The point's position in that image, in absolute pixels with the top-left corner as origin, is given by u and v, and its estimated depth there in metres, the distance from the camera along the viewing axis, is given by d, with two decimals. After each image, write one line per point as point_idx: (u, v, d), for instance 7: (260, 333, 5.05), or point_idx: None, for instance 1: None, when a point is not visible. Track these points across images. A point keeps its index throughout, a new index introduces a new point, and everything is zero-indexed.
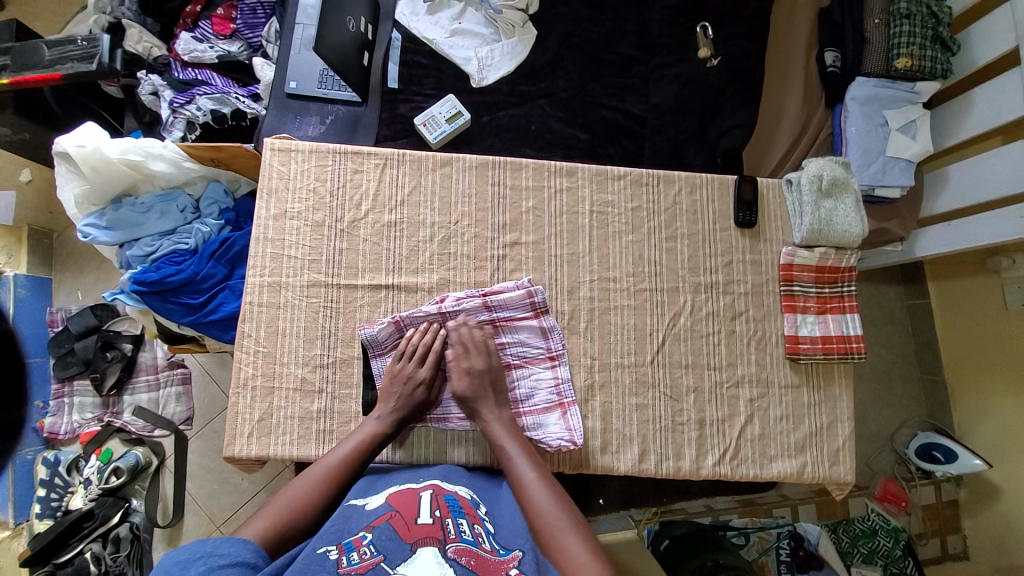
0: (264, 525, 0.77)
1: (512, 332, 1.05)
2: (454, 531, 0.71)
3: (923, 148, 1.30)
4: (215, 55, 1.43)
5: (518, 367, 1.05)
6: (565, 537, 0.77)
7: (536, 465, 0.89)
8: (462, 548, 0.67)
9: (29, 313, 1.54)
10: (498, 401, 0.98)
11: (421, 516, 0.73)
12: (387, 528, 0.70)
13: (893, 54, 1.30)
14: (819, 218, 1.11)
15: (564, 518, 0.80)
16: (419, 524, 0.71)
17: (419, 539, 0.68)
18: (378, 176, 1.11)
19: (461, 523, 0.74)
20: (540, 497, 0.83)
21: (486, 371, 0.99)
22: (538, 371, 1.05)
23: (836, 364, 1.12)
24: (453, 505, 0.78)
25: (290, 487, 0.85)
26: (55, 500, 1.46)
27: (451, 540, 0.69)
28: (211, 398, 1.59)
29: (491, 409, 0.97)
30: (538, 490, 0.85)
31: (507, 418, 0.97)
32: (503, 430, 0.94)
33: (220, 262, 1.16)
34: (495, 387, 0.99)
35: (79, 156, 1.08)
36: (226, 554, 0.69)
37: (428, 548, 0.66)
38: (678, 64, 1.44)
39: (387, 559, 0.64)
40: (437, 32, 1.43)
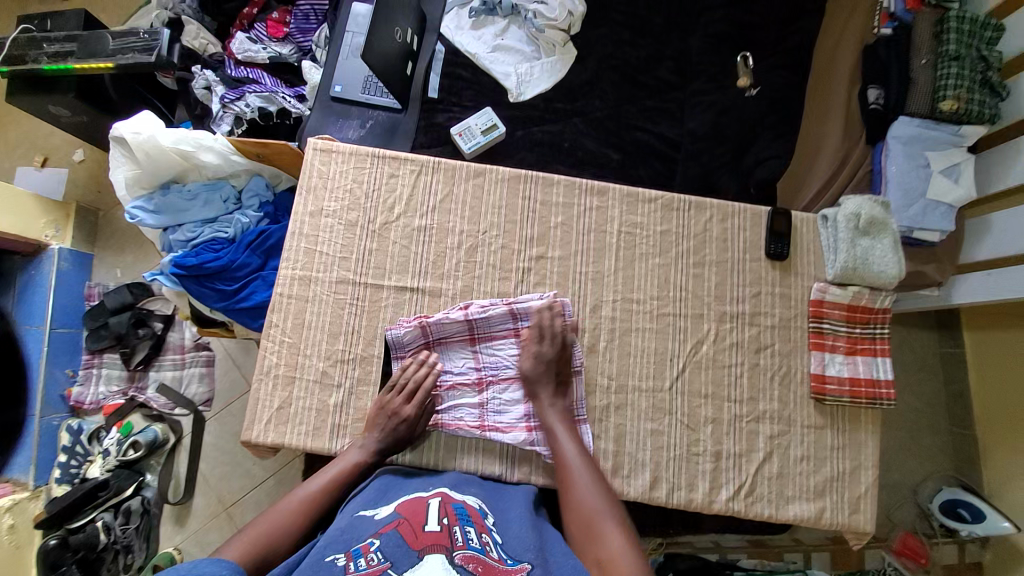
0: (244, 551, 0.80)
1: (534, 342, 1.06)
2: (461, 539, 0.71)
3: (966, 192, 1.27)
4: (267, 56, 1.50)
5: None
6: (605, 525, 0.82)
7: (581, 447, 0.95)
8: (469, 556, 0.67)
9: (70, 286, 1.62)
10: (558, 390, 1.01)
11: (429, 524, 0.73)
12: (396, 535, 0.71)
13: (940, 96, 1.27)
14: (854, 256, 1.09)
15: (603, 507, 0.85)
16: (427, 531, 0.71)
17: (426, 546, 0.68)
18: (413, 181, 1.14)
19: (469, 531, 0.73)
20: (586, 487, 0.88)
21: (555, 361, 1.01)
22: None
23: (863, 409, 1.08)
24: (461, 513, 0.78)
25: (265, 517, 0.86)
26: (74, 467, 1.51)
27: (458, 548, 0.68)
28: (232, 382, 1.62)
29: (551, 398, 1.00)
30: (583, 479, 0.90)
31: (562, 411, 0.99)
32: (558, 421, 0.97)
33: (255, 252, 1.19)
34: (560, 375, 1.02)
35: (136, 143, 1.14)
36: (205, 574, 0.69)
37: (434, 555, 0.66)
38: (717, 92, 1.45)
39: (394, 565, 0.65)
40: (479, 46, 1.47)
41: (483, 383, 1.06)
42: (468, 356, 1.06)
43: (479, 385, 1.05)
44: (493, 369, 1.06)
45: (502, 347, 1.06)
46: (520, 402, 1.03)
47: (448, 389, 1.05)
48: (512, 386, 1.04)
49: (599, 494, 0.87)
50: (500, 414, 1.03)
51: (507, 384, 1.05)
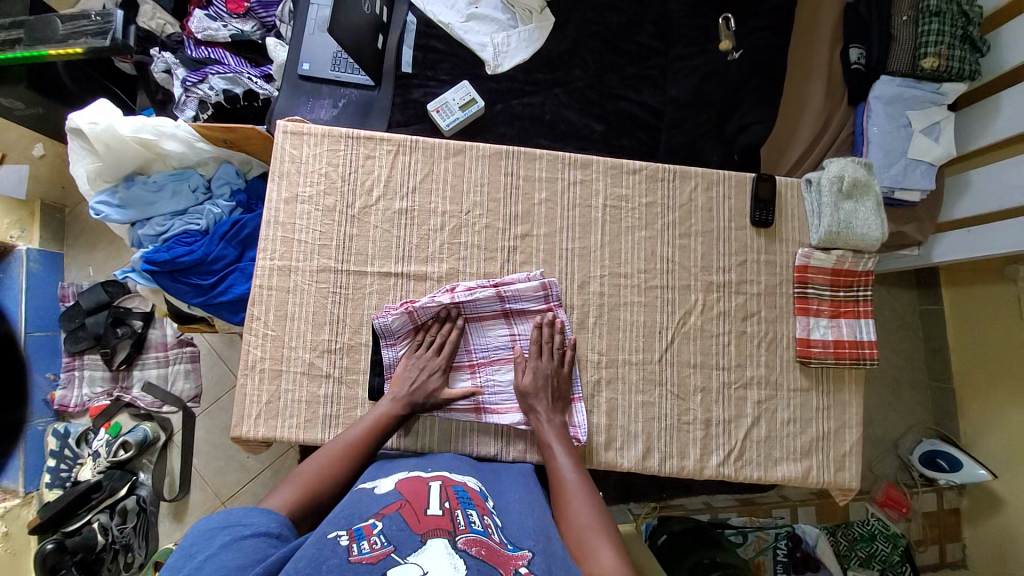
0: (288, 495, 0.80)
1: (523, 324, 1.06)
2: (463, 522, 0.71)
3: (945, 151, 1.27)
4: (229, 34, 1.42)
5: None
6: (598, 545, 0.77)
7: (578, 467, 0.92)
8: (472, 539, 0.68)
9: (42, 287, 1.56)
10: (557, 404, 1.00)
11: (430, 508, 0.73)
12: (398, 518, 0.71)
13: (920, 54, 1.26)
14: (838, 220, 1.09)
15: (596, 526, 0.80)
16: (429, 516, 0.71)
17: (429, 530, 0.68)
18: (390, 162, 1.10)
19: (471, 514, 0.74)
20: (580, 505, 0.84)
21: (553, 376, 1.01)
22: None
23: (847, 369, 1.10)
24: (462, 496, 0.79)
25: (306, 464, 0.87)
26: (64, 471, 1.50)
27: (461, 532, 0.69)
28: (218, 377, 1.61)
29: (547, 414, 0.98)
30: (575, 493, 0.86)
31: (558, 426, 0.98)
32: (554, 437, 0.95)
33: (230, 243, 1.15)
34: (557, 389, 1.00)
35: (93, 134, 1.07)
36: (251, 525, 0.72)
37: (438, 539, 0.66)
38: (699, 57, 1.41)
39: (398, 549, 0.65)
40: (453, 16, 1.40)
41: (475, 366, 1.05)
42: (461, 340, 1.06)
43: (471, 369, 1.05)
44: (484, 352, 1.06)
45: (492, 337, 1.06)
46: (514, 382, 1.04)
47: None
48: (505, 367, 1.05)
49: (595, 514, 0.83)
50: (495, 397, 1.03)
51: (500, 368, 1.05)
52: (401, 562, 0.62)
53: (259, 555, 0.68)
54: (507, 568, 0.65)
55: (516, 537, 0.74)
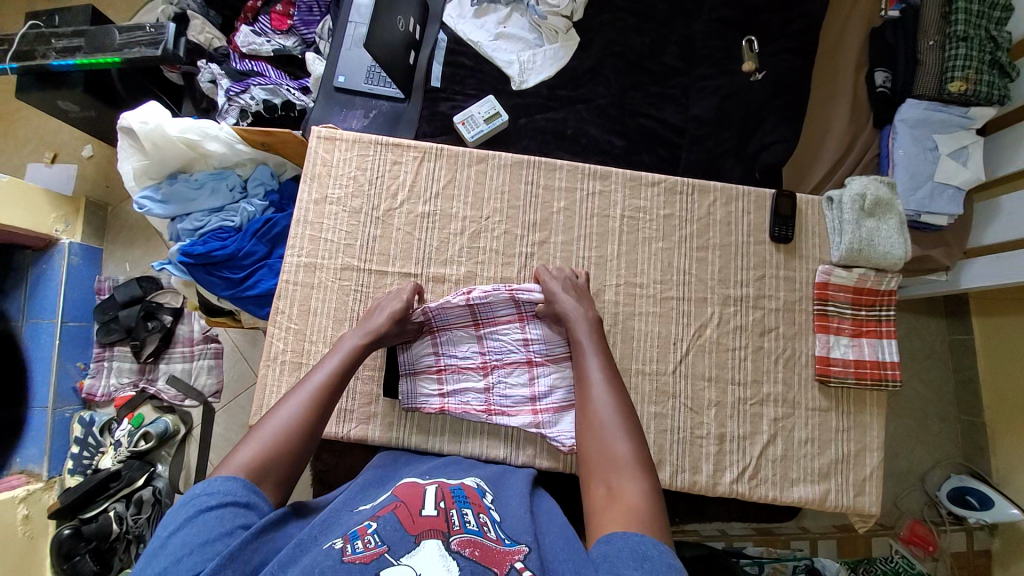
0: (259, 445, 0.75)
1: (537, 328, 1.05)
2: (458, 522, 0.70)
3: (974, 174, 1.26)
4: (272, 48, 1.51)
5: (541, 364, 1.05)
6: (615, 445, 0.77)
7: (603, 364, 0.89)
8: (466, 540, 0.66)
9: (80, 279, 1.65)
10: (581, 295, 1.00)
11: (425, 509, 0.72)
12: (393, 517, 0.70)
13: (947, 78, 1.25)
14: (859, 237, 1.08)
15: (616, 427, 0.80)
16: (423, 516, 0.70)
17: (423, 531, 0.67)
18: (415, 168, 1.14)
19: (466, 514, 0.73)
20: (602, 403, 0.83)
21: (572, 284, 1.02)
22: (558, 370, 1.04)
23: (868, 391, 1.07)
24: (458, 496, 0.78)
25: (270, 420, 0.79)
26: (86, 458, 1.55)
27: (455, 532, 0.68)
28: (240, 374, 1.66)
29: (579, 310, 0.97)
30: (603, 397, 0.84)
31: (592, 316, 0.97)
32: (584, 323, 0.95)
33: (262, 241, 1.21)
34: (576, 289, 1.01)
35: (143, 133, 1.14)
36: (216, 495, 0.68)
37: (431, 540, 0.66)
38: (721, 77, 1.43)
39: (392, 550, 0.64)
40: (482, 34, 1.46)
41: (487, 367, 1.06)
42: (473, 341, 1.07)
43: (483, 371, 1.06)
44: (498, 354, 1.06)
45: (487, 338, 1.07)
46: (526, 386, 1.04)
47: (455, 374, 1.06)
48: (517, 371, 1.05)
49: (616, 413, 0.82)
50: (506, 398, 1.04)
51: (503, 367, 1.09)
52: (394, 563, 0.62)
53: (227, 528, 0.65)
54: (501, 566, 0.63)
55: (514, 532, 0.71)
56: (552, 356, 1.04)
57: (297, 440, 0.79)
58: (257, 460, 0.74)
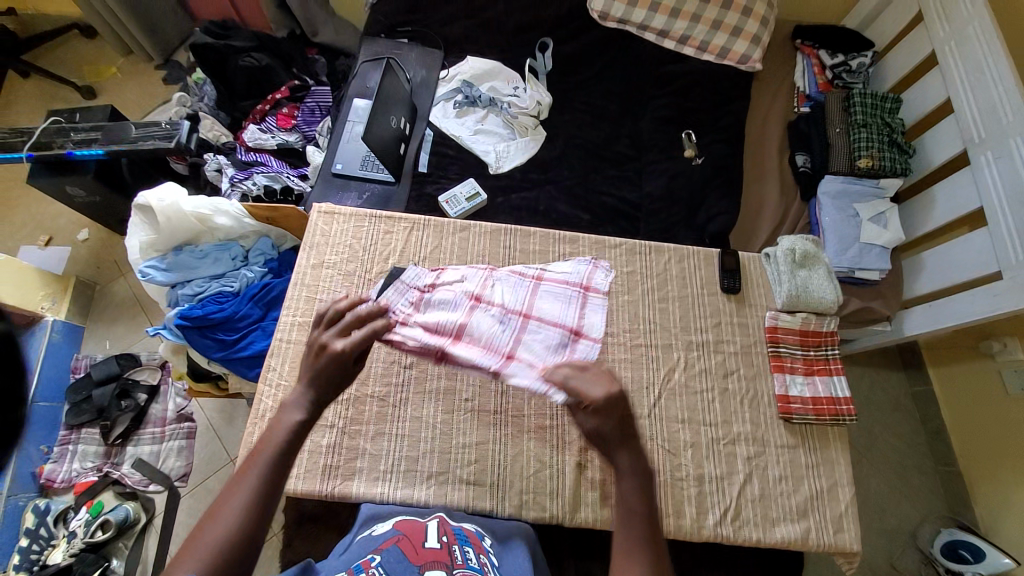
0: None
1: (524, 342, 1.10)
2: (461, 558, 0.71)
3: (894, 235, 1.47)
4: (275, 143, 1.71)
5: (529, 322, 1.12)
6: None
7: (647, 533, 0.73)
8: (468, 574, 0.67)
9: (57, 357, 1.64)
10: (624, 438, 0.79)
11: (428, 542, 0.74)
12: (396, 551, 0.71)
13: (856, 155, 1.53)
14: (796, 284, 1.23)
15: None
16: (426, 549, 0.72)
17: (426, 562, 0.68)
18: (405, 237, 1.28)
19: (467, 551, 0.75)
20: None
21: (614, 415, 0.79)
22: (541, 327, 1.12)
23: (830, 426, 1.15)
24: (459, 534, 0.80)
25: (210, 523, 0.67)
26: (34, 553, 1.40)
27: (458, 566, 0.69)
28: (212, 454, 1.60)
29: (626, 456, 0.78)
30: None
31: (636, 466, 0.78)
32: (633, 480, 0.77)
33: (257, 304, 1.29)
34: (627, 426, 0.79)
35: (159, 209, 1.26)
36: None
37: (434, 572, 0.67)
38: (667, 162, 1.68)
39: None
40: (463, 130, 1.70)
41: (477, 306, 1.13)
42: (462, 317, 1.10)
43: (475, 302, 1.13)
44: (487, 320, 1.11)
45: (512, 320, 1.12)
46: (517, 305, 1.14)
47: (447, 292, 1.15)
48: (506, 312, 1.13)
49: None
50: (500, 289, 1.17)
51: (532, 292, 1.17)
52: None
53: None
54: None
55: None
56: (540, 324, 1.12)
57: (230, 568, 0.65)
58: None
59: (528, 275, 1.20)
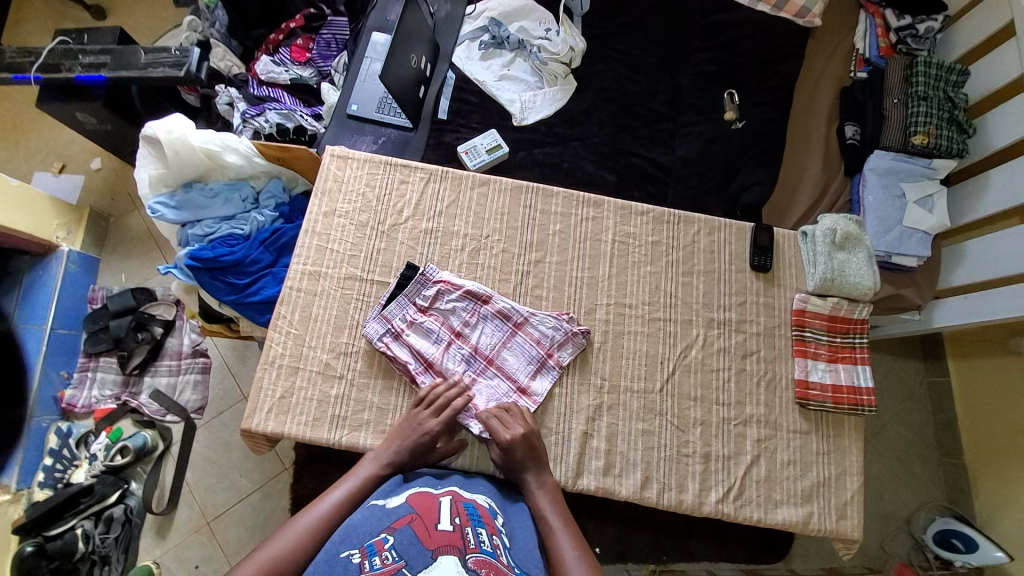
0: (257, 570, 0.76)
1: (480, 388, 1.09)
2: (474, 541, 0.71)
3: (939, 220, 1.37)
4: (289, 77, 1.61)
5: (489, 372, 1.10)
6: None
7: (579, 541, 0.86)
8: (481, 559, 0.67)
9: (75, 287, 1.66)
10: (542, 468, 0.99)
11: (441, 523, 0.74)
12: (409, 532, 0.71)
13: (911, 130, 1.40)
14: (832, 267, 1.16)
15: None
16: (439, 531, 0.71)
17: (440, 546, 0.68)
18: (421, 188, 1.21)
19: (480, 533, 0.75)
20: None
21: (526, 444, 0.99)
22: (494, 379, 1.10)
23: (846, 415, 1.12)
24: (472, 514, 0.80)
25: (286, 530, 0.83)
26: (58, 471, 1.50)
27: (471, 550, 0.68)
28: (226, 391, 1.64)
29: (536, 477, 0.98)
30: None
31: (550, 491, 0.96)
32: (549, 505, 0.93)
33: (269, 249, 1.26)
34: (537, 452, 0.99)
35: (167, 141, 1.21)
36: None
37: (448, 556, 0.66)
38: (705, 123, 1.55)
39: (409, 565, 0.64)
40: (488, 75, 1.58)
41: (458, 338, 1.12)
42: (441, 347, 1.11)
43: (457, 335, 1.12)
44: (460, 356, 1.11)
45: (476, 361, 1.11)
46: (489, 347, 1.12)
47: (441, 314, 1.13)
48: (473, 355, 1.11)
49: None
50: (487, 324, 1.13)
51: (505, 340, 1.12)
52: None
53: None
54: None
55: (522, 564, 0.76)
56: (498, 376, 1.10)
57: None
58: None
59: (510, 319, 1.13)
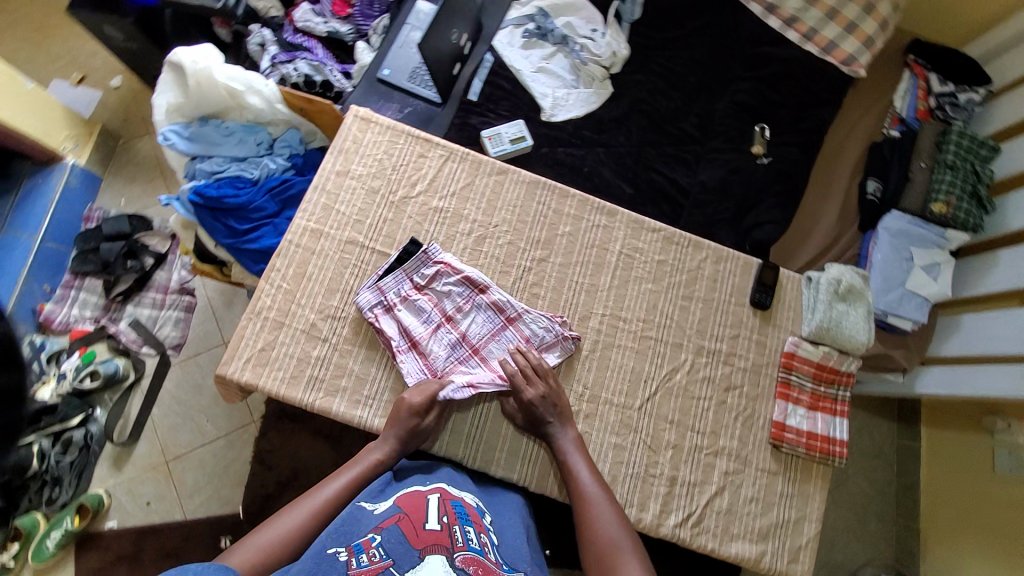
0: (257, 554, 0.80)
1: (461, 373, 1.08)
2: (461, 539, 0.72)
3: (941, 290, 1.38)
4: (326, 30, 1.58)
5: (474, 359, 1.10)
6: (625, 559, 0.87)
7: (598, 480, 0.99)
8: (469, 557, 0.69)
9: (72, 202, 1.62)
10: (564, 419, 1.04)
11: (428, 522, 0.74)
12: (397, 531, 0.72)
13: (931, 198, 1.42)
14: (829, 317, 1.16)
15: (623, 539, 0.90)
16: (427, 530, 0.72)
17: (427, 546, 0.69)
18: (438, 166, 1.20)
19: (468, 531, 0.75)
20: (605, 516, 0.93)
21: (547, 396, 1.03)
22: (476, 368, 1.09)
23: (816, 463, 1.12)
24: (460, 513, 0.79)
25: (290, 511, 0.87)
26: (24, 384, 1.48)
27: (458, 548, 0.70)
28: (207, 333, 1.61)
29: (560, 429, 1.03)
30: (606, 510, 0.94)
31: (576, 440, 1.03)
32: (573, 450, 1.02)
33: (274, 199, 1.24)
34: (559, 408, 1.04)
35: (190, 71, 1.20)
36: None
37: (435, 557, 0.68)
38: (731, 153, 1.54)
39: (396, 564, 0.67)
40: (525, 64, 1.56)
41: (450, 322, 1.11)
42: (431, 327, 1.10)
43: (450, 321, 1.11)
44: (446, 340, 1.10)
45: (462, 349, 1.10)
46: (477, 336, 1.11)
47: (438, 295, 1.12)
48: (459, 342, 1.10)
49: (617, 525, 0.92)
50: (479, 315, 1.12)
51: (495, 332, 1.11)
52: None
53: None
54: None
55: (511, 561, 0.77)
56: (482, 363, 1.09)
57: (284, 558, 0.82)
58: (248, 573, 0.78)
59: (504, 312, 1.11)
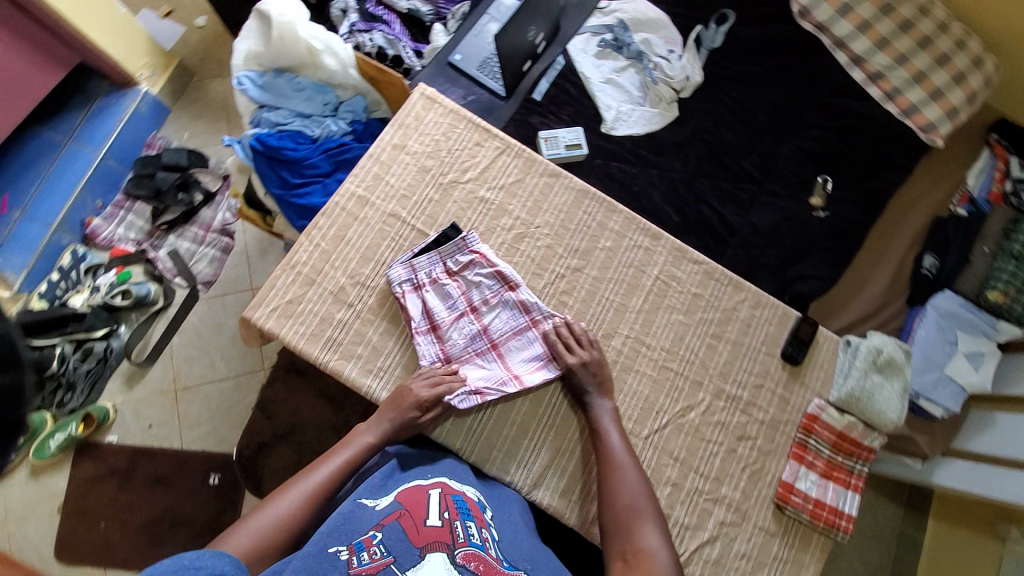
0: (250, 542, 0.81)
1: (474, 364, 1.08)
2: (463, 534, 0.73)
3: (980, 382, 1.31)
4: (407, 7, 1.61)
5: (490, 354, 1.09)
6: (645, 523, 0.89)
7: (628, 446, 1.00)
8: (470, 553, 0.70)
9: (139, 127, 1.69)
10: (603, 389, 1.05)
11: (429, 518, 0.75)
12: (398, 527, 0.73)
13: (989, 284, 1.35)
14: (862, 386, 1.12)
15: (644, 505, 0.91)
16: (428, 527, 0.73)
17: (428, 543, 0.70)
18: (493, 157, 1.20)
19: (470, 526, 0.76)
20: (629, 480, 0.94)
21: (591, 365, 1.06)
22: (489, 363, 1.08)
23: (818, 533, 1.08)
24: (461, 507, 0.80)
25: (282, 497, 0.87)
26: (60, 290, 1.54)
27: (460, 544, 0.71)
28: (237, 276, 1.65)
29: (597, 396, 1.05)
30: (629, 475, 0.95)
31: (611, 409, 1.04)
32: (607, 418, 1.02)
33: (328, 159, 1.26)
34: (599, 377, 1.06)
35: (276, 23, 1.22)
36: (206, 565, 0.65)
37: (437, 553, 0.69)
38: (789, 200, 1.49)
39: (397, 561, 0.68)
40: (596, 73, 1.55)
41: (474, 313, 1.10)
42: (454, 313, 1.10)
43: (474, 312, 1.10)
44: (465, 330, 1.09)
45: (480, 342, 1.09)
46: (496, 331, 1.10)
47: (467, 284, 1.12)
48: (478, 335, 1.09)
49: (641, 492, 0.93)
50: (505, 312, 1.11)
51: (516, 331, 1.10)
52: None
53: None
54: None
55: (511, 557, 0.77)
56: (498, 358, 1.09)
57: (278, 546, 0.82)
58: (243, 558, 0.79)
59: (529, 313, 1.11)
